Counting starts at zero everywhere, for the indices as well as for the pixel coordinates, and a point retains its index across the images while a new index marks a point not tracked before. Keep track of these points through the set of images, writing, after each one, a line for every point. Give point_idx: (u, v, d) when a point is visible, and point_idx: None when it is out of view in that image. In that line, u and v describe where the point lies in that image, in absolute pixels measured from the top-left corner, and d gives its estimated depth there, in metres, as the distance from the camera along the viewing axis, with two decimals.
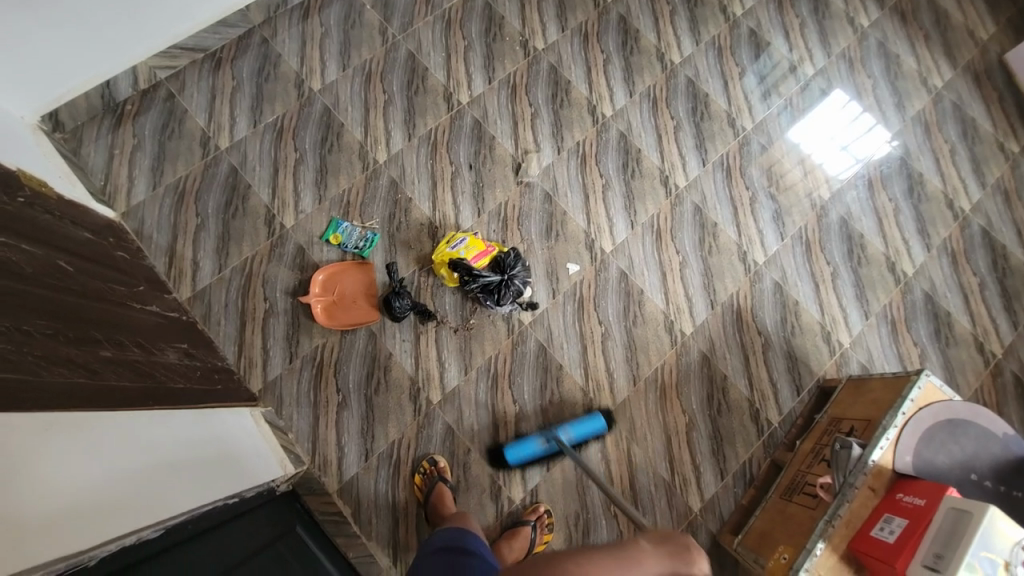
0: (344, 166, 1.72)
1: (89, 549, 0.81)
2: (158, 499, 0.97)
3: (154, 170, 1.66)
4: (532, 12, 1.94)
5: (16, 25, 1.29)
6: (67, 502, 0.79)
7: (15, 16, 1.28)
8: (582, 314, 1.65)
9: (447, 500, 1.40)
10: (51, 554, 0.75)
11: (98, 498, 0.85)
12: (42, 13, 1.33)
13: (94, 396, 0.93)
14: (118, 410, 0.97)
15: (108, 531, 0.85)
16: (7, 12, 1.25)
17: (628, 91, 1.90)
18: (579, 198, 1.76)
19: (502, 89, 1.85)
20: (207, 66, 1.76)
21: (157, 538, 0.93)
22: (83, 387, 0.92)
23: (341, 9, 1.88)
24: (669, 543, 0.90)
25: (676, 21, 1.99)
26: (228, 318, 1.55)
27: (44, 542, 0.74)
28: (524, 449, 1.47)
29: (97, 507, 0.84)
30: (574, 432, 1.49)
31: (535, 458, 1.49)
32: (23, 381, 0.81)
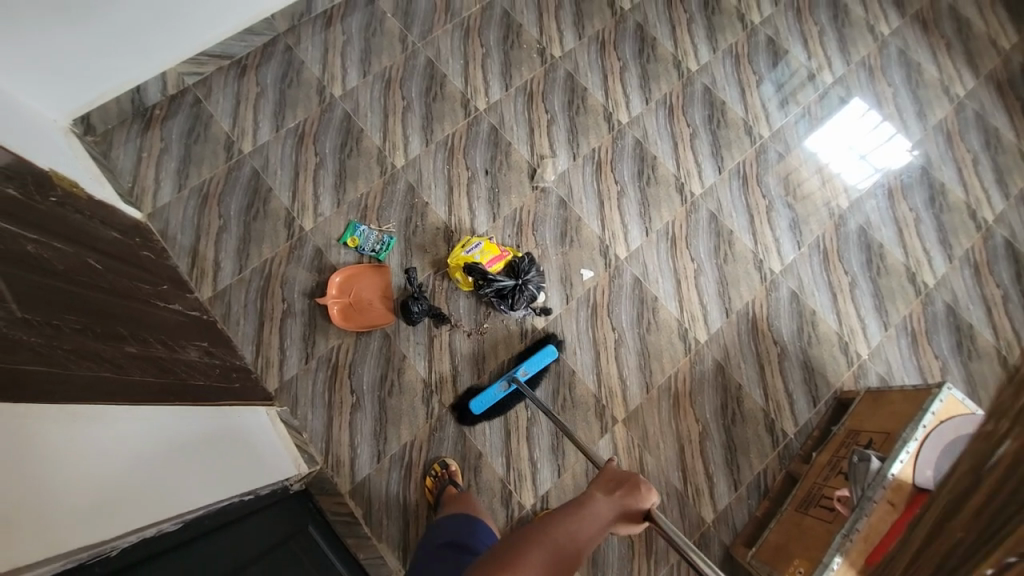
0: (363, 170, 1.75)
1: (110, 539, 0.82)
2: (176, 494, 0.99)
3: (179, 173, 1.70)
4: (550, 20, 1.97)
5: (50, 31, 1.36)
6: (91, 493, 0.81)
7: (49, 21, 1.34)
8: (596, 320, 1.65)
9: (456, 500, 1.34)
10: (75, 542, 0.76)
11: (121, 489, 0.87)
12: (74, 20, 1.39)
13: (122, 390, 0.96)
14: (144, 404, 1.00)
15: (129, 523, 0.87)
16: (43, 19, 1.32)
17: (644, 99, 1.90)
18: (594, 204, 1.77)
19: (518, 96, 1.87)
20: (233, 73, 1.82)
21: (175, 531, 0.94)
22: (111, 381, 0.95)
23: (363, 17, 1.92)
24: (617, 483, 0.95)
25: (693, 30, 2.00)
26: (247, 317, 1.58)
27: (70, 530, 0.76)
28: (484, 395, 1.51)
29: (119, 498, 0.86)
30: (528, 366, 1.54)
31: (501, 402, 1.54)
32: (56, 374, 0.84)
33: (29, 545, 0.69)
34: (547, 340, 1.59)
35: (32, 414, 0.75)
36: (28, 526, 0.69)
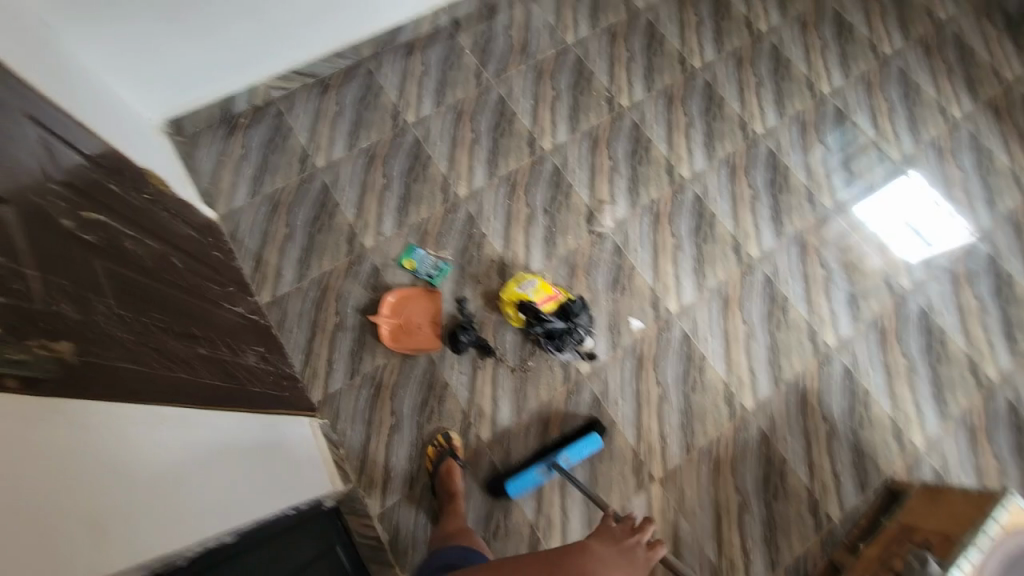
0: (426, 196, 1.80)
1: (171, 551, 0.83)
2: (230, 505, 0.99)
3: (255, 179, 1.78)
4: (621, 71, 2.02)
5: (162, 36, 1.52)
6: (157, 500, 0.82)
7: (162, 28, 1.51)
8: (641, 372, 1.63)
9: (455, 476, 1.44)
10: (141, 552, 0.77)
11: (186, 492, 0.89)
12: (184, 28, 1.55)
13: (195, 392, 0.99)
14: (212, 409, 1.03)
15: (192, 532, 0.87)
16: (159, 25, 1.50)
17: (707, 156, 1.92)
18: (649, 255, 1.77)
19: (584, 140, 1.91)
20: (316, 91, 1.91)
21: (224, 546, 0.94)
22: (187, 382, 0.98)
23: (443, 50, 2.01)
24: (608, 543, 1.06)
25: (762, 93, 2.02)
26: (300, 327, 1.62)
27: (135, 538, 0.76)
28: (522, 481, 1.46)
29: (183, 507, 0.87)
30: (570, 454, 1.49)
31: (538, 484, 1.49)
32: (145, 372, 0.87)
33: (101, 548, 0.70)
34: (595, 428, 1.54)
35: (112, 413, 0.77)
36: (105, 530, 0.71)
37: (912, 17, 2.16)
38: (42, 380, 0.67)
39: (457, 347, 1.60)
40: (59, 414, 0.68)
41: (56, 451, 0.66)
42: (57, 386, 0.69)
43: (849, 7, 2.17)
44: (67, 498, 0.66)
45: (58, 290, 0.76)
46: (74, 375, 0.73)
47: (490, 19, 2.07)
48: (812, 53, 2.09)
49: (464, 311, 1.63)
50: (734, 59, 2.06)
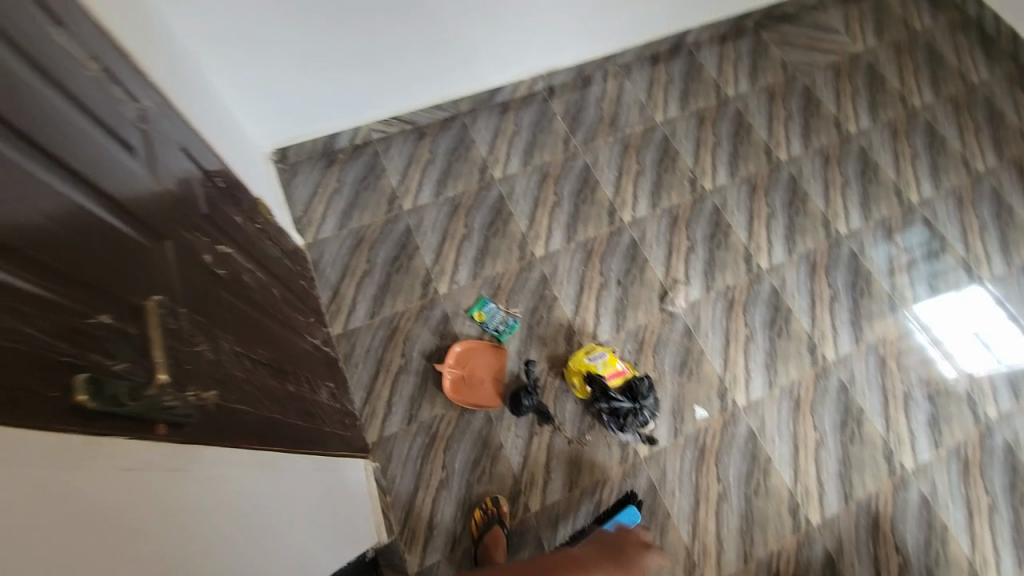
0: (503, 252, 1.83)
1: None
2: (313, 550, 0.94)
3: (344, 213, 1.86)
4: (706, 154, 2.05)
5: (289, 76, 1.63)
6: (267, 547, 0.77)
7: (290, 70, 1.61)
8: (702, 465, 1.59)
9: (501, 544, 1.41)
10: None
11: (288, 545, 0.84)
12: (310, 71, 1.65)
13: (290, 435, 1.00)
14: (300, 453, 1.02)
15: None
16: (288, 66, 1.60)
17: (787, 249, 1.89)
18: (720, 342, 1.74)
19: (664, 218, 1.92)
20: (412, 137, 2.00)
21: None
22: (284, 424, 0.99)
23: (536, 113, 2.08)
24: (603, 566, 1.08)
25: (848, 194, 2.00)
26: (366, 363, 1.65)
27: None
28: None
29: (285, 554, 0.82)
30: (617, 524, 1.46)
31: None
32: (260, 416, 0.88)
33: None
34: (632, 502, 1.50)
35: (233, 459, 0.74)
36: None
37: (1006, 137, 2.13)
38: (184, 425, 0.65)
39: (517, 410, 1.58)
40: (195, 463, 0.65)
41: (192, 506, 0.62)
42: (196, 431, 0.67)
43: (942, 119, 2.16)
44: (209, 560, 0.62)
45: (199, 329, 0.78)
46: (209, 420, 0.71)
47: (584, 89, 2.13)
48: (902, 160, 2.07)
49: (530, 374, 1.62)
50: (821, 157, 2.06)
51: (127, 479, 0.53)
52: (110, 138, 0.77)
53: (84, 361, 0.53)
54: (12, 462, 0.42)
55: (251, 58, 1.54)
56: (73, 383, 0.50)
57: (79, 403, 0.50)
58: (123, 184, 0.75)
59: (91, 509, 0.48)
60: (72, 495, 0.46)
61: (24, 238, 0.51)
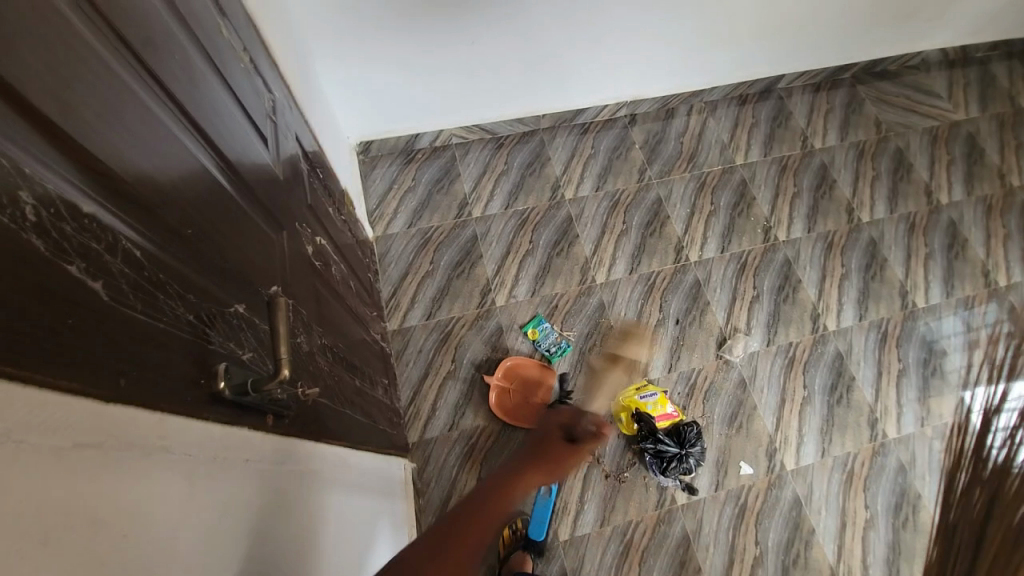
0: (565, 273, 1.83)
1: None
2: (366, 545, 0.98)
3: (415, 212, 1.90)
4: (784, 203, 1.99)
5: (389, 75, 1.67)
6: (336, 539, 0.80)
7: (391, 69, 1.66)
8: (742, 523, 1.55)
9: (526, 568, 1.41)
10: None
11: (347, 540, 0.85)
12: (409, 72, 1.69)
13: (356, 432, 1.02)
14: (361, 449, 1.05)
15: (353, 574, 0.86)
16: (390, 66, 1.64)
17: (858, 314, 1.82)
18: (774, 399, 1.68)
19: (732, 262, 1.88)
20: (490, 146, 2.02)
21: None
22: (353, 420, 1.02)
23: (615, 138, 2.07)
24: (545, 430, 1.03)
25: (930, 266, 1.91)
26: (417, 363, 1.67)
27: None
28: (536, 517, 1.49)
29: (348, 547, 0.85)
30: None
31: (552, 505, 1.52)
32: (338, 411, 0.90)
33: None
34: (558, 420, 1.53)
35: (316, 454, 0.75)
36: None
37: None
38: (285, 414, 0.66)
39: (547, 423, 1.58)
40: (295, 455, 0.68)
41: (281, 505, 0.62)
42: (294, 424, 0.69)
43: None
44: (297, 552, 0.65)
45: (301, 321, 0.80)
46: (305, 414, 0.73)
47: (667, 120, 2.11)
48: (994, 240, 1.97)
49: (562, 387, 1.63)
50: (905, 223, 1.98)
51: (244, 474, 0.54)
52: (251, 128, 0.80)
53: (222, 347, 0.55)
54: (172, 448, 0.44)
55: (358, 54, 1.58)
56: (215, 370, 0.52)
57: (217, 390, 0.52)
58: (258, 173, 0.78)
59: (228, 496, 0.50)
60: (211, 482, 0.48)
61: (192, 226, 0.53)
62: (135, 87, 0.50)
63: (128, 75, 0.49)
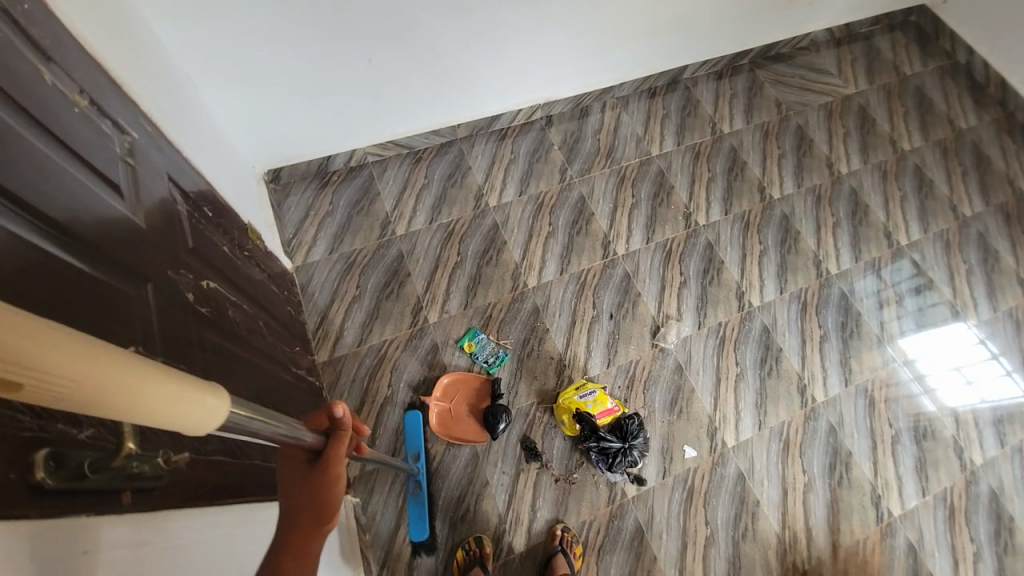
0: (496, 281, 1.81)
1: None
2: None
3: (335, 237, 1.84)
4: (700, 189, 2.05)
5: (287, 99, 1.61)
6: None
7: (288, 94, 1.59)
8: (691, 506, 1.58)
9: None
10: None
11: None
12: (308, 95, 1.63)
13: (273, 484, 0.95)
14: None
15: None
16: (286, 90, 1.58)
17: (779, 287, 1.90)
18: (710, 380, 1.73)
19: (658, 252, 1.92)
20: (407, 161, 1.98)
21: None
22: (268, 472, 0.95)
23: (533, 142, 2.08)
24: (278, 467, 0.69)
25: (838, 235, 2.02)
26: (351, 393, 1.63)
27: None
28: (415, 515, 1.48)
29: None
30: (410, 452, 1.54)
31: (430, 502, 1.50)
32: (238, 466, 0.84)
33: None
34: (410, 408, 1.61)
35: (204, 525, 0.68)
36: None
37: (993, 183, 2.17)
38: (153, 488, 0.60)
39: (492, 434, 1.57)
40: (165, 534, 0.59)
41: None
42: (167, 497, 0.63)
43: (931, 164, 2.19)
44: None
45: None
46: (184, 481, 0.67)
47: (582, 119, 2.14)
48: (892, 202, 2.10)
49: (497, 392, 1.62)
50: (812, 196, 2.09)
51: None
52: (96, 178, 0.74)
53: (48, 433, 0.49)
54: None
55: (250, 79, 1.51)
56: (34, 460, 0.47)
57: (38, 481, 0.46)
58: (105, 226, 0.71)
59: None
60: None
61: None
62: None
63: None
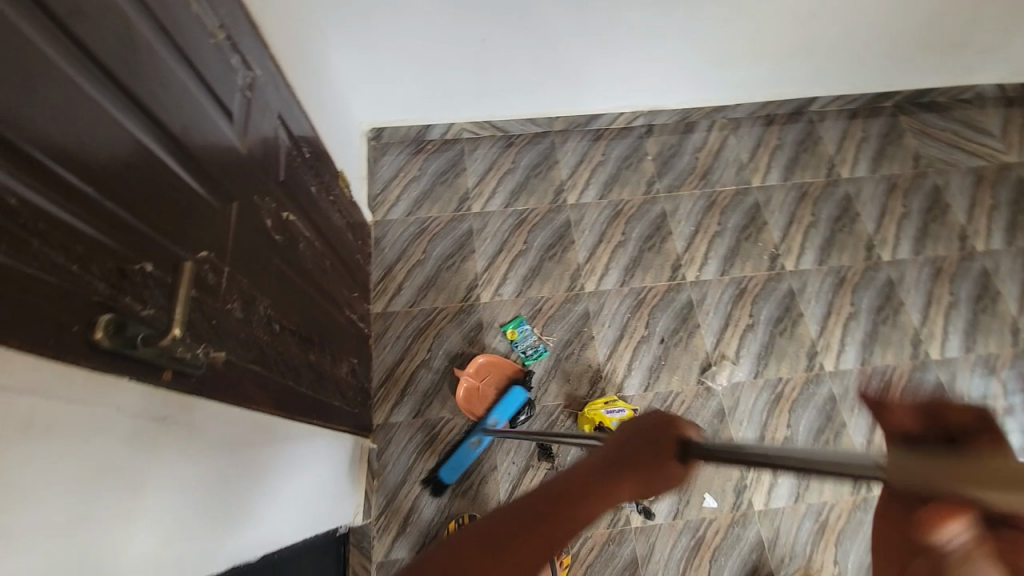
0: (554, 277, 1.81)
1: (239, 547, 0.84)
2: (280, 512, 1.01)
3: (416, 201, 1.93)
4: (797, 232, 1.89)
5: (401, 65, 1.70)
6: (235, 502, 0.83)
7: (402, 60, 1.69)
8: (695, 556, 1.50)
9: None
10: (219, 546, 0.78)
11: (251, 503, 0.89)
12: (421, 65, 1.72)
13: (296, 407, 1.05)
14: (302, 423, 1.09)
15: (254, 534, 0.90)
16: (402, 57, 1.67)
17: (861, 358, 1.71)
18: (753, 435, 1.62)
19: (730, 287, 1.80)
20: (500, 143, 2.02)
21: (269, 551, 0.97)
22: (296, 395, 1.05)
23: (627, 147, 2.02)
24: (647, 430, 0.61)
25: (951, 317, 1.76)
26: (393, 348, 1.72)
27: (215, 537, 0.77)
28: (455, 460, 1.55)
29: (252, 508, 0.89)
30: (497, 414, 1.58)
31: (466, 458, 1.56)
32: (272, 382, 0.94)
33: (197, 549, 0.72)
34: (515, 382, 1.62)
35: (223, 419, 0.78)
36: (195, 535, 0.72)
37: None
38: (190, 375, 0.68)
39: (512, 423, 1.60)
40: (187, 414, 0.69)
41: (155, 482, 0.63)
42: (200, 386, 0.71)
43: None
44: (175, 505, 0.67)
45: (237, 290, 0.84)
46: (217, 377, 0.75)
47: (685, 133, 2.04)
48: None
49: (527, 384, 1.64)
50: (930, 267, 1.83)
51: (91, 436, 0.53)
52: (213, 103, 0.84)
53: (115, 303, 0.57)
54: (12, 390, 0.45)
55: (373, 41, 1.61)
56: (98, 321, 0.54)
57: (95, 340, 0.53)
58: (209, 145, 0.81)
59: (75, 438, 0.51)
60: (55, 427, 0.49)
61: (96, 186, 0.56)
62: (64, 64, 0.53)
63: (62, 59, 0.53)
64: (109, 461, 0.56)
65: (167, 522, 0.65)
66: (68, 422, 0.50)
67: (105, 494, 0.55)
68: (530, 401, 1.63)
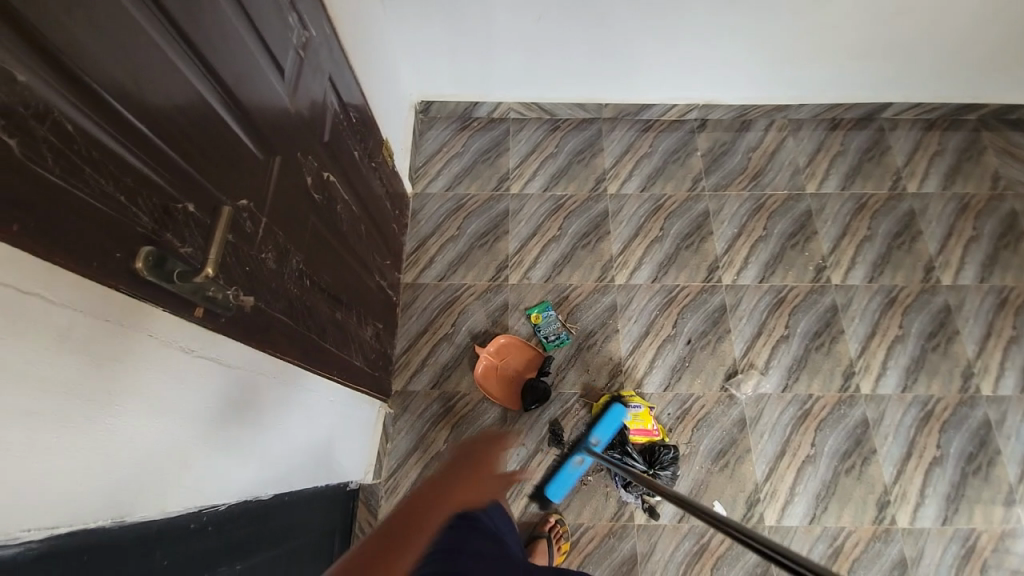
0: (585, 265, 1.79)
1: (252, 481, 0.89)
2: (294, 456, 1.06)
3: (456, 177, 1.95)
4: (849, 244, 1.78)
5: (454, 39, 1.71)
6: (253, 440, 0.88)
7: (456, 35, 1.69)
8: (697, 561, 1.47)
9: None
10: (234, 478, 0.83)
11: (267, 443, 0.93)
12: (474, 41, 1.71)
13: (319, 362, 1.10)
14: (323, 377, 1.14)
15: (268, 472, 0.95)
16: (456, 31, 1.67)
17: (902, 384, 1.61)
18: (773, 449, 1.56)
19: (768, 295, 1.73)
20: (545, 126, 2.00)
21: (281, 491, 1.02)
22: (320, 350, 1.09)
23: (676, 141, 1.96)
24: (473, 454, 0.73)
25: (1011, 352, 1.63)
26: (419, 318, 1.76)
27: (230, 469, 0.82)
28: (557, 478, 1.49)
29: (268, 448, 0.94)
30: (598, 432, 1.48)
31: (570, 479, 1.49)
32: (297, 333, 0.98)
33: (212, 476, 0.77)
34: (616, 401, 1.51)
35: (248, 361, 0.82)
36: (211, 463, 0.76)
37: None
38: (220, 314, 0.72)
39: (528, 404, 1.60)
40: (214, 351, 0.73)
41: (178, 409, 0.67)
42: (229, 326, 0.75)
43: None
44: (194, 433, 0.71)
45: (272, 242, 0.88)
46: (245, 320, 0.79)
47: (740, 131, 1.96)
48: None
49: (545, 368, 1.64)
50: (995, 297, 1.69)
51: (125, 356, 0.57)
52: (267, 58, 0.87)
53: (158, 237, 0.61)
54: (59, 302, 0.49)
55: (429, 12, 1.62)
56: (139, 252, 0.58)
57: (136, 269, 0.57)
58: (260, 99, 0.84)
59: (108, 356, 0.55)
60: (90, 344, 0.53)
61: (149, 124, 0.59)
62: (129, 5, 0.56)
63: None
64: (129, 383, 0.58)
65: (185, 448, 0.69)
66: (94, 340, 0.53)
67: (122, 415, 0.58)
68: (546, 384, 1.62)
